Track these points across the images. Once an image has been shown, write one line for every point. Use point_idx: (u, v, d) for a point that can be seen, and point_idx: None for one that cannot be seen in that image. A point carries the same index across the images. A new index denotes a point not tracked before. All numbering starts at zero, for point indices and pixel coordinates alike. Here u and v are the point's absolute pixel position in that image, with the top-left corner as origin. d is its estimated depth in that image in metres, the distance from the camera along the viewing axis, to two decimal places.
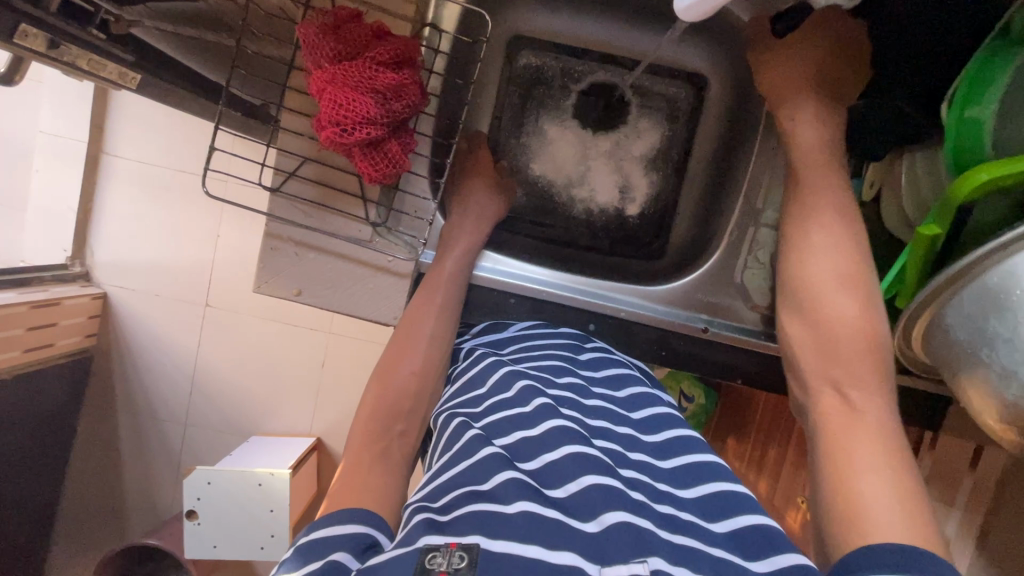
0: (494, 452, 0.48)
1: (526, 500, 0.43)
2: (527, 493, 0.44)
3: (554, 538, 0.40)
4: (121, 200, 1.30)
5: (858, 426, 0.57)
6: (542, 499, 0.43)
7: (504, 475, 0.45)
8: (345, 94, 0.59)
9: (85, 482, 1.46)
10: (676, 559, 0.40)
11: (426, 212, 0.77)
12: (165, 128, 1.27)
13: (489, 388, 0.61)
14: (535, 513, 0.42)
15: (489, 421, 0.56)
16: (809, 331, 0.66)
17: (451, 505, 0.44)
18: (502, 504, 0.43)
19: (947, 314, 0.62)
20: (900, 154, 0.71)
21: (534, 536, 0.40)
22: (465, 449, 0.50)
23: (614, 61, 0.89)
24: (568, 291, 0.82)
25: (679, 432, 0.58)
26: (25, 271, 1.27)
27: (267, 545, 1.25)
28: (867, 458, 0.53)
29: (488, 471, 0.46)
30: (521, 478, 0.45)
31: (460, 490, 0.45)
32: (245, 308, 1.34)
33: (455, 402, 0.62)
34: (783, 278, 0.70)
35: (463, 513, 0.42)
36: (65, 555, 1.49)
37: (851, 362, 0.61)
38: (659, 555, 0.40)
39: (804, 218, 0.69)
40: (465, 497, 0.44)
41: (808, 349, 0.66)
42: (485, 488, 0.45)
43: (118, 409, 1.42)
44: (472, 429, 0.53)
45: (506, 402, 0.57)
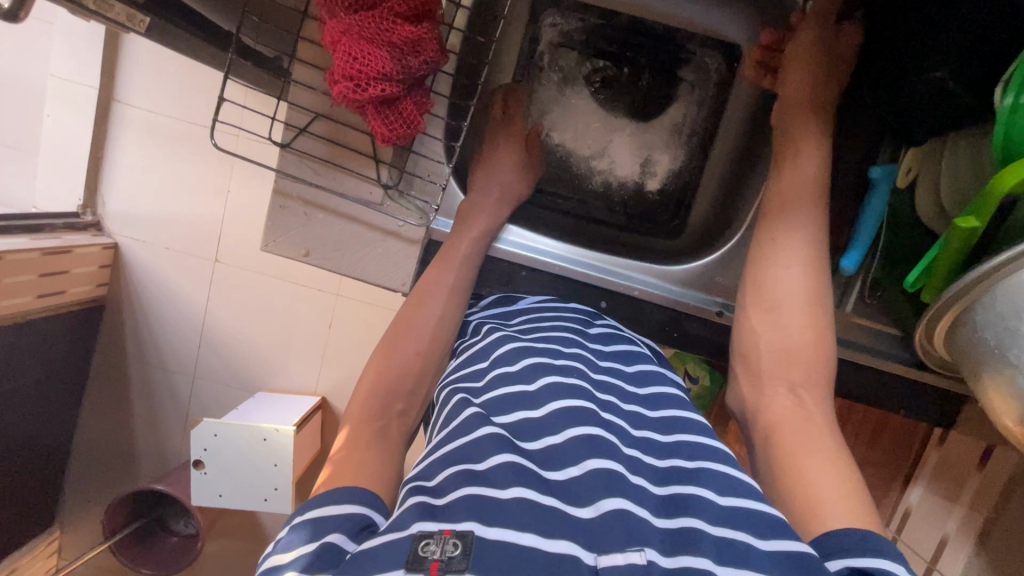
0: (491, 432, 0.47)
1: (522, 487, 0.42)
2: (525, 479, 0.43)
3: (551, 526, 0.39)
4: (131, 150, 1.28)
5: (810, 424, 0.59)
6: (540, 486, 0.43)
7: (501, 457, 0.44)
8: (360, 46, 0.56)
9: (97, 427, 1.49)
10: (670, 549, 0.40)
11: (438, 176, 0.75)
12: (176, 77, 1.23)
13: (491, 362, 0.60)
14: (531, 500, 0.41)
15: (490, 397, 0.55)
16: (773, 329, 0.67)
17: (447, 487, 0.43)
18: (498, 489, 0.42)
19: (976, 312, 0.60)
20: (941, 142, 0.67)
21: (529, 523, 0.39)
22: (464, 426, 0.49)
23: (642, 27, 0.83)
24: (582, 267, 0.80)
25: (684, 412, 0.57)
26: (35, 218, 1.26)
27: (271, 498, 1.27)
28: (816, 454, 0.55)
29: (484, 451, 0.45)
30: (518, 462, 0.44)
31: (457, 468, 0.45)
32: (253, 266, 1.33)
33: (458, 376, 0.61)
34: (750, 278, 0.71)
35: (458, 495, 0.42)
36: (79, 494, 1.54)
37: (808, 364, 0.64)
38: (653, 546, 0.40)
39: (802, 217, 0.69)
40: (462, 478, 0.43)
41: (767, 348, 0.67)
42: (480, 469, 0.44)
43: (128, 359, 1.44)
44: (472, 406, 0.52)
45: (509, 378, 0.56)
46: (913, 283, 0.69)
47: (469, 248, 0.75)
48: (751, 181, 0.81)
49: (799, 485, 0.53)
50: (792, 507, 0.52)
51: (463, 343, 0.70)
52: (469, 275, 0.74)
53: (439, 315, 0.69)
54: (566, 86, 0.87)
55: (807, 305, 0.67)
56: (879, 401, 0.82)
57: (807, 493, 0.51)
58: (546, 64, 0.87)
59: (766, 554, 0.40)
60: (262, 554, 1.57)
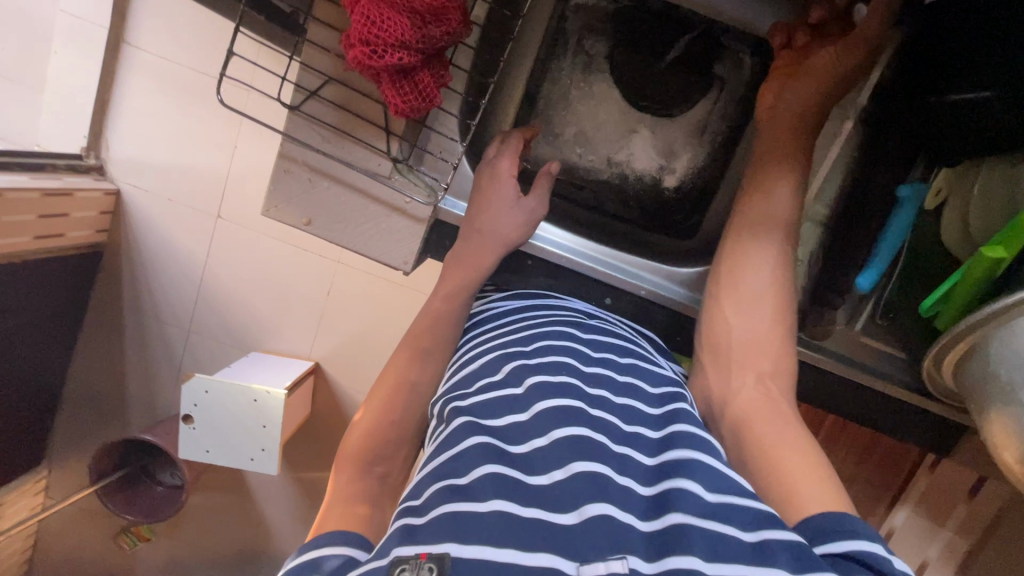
0: (480, 443, 0.46)
1: (501, 500, 0.41)
2: (505, 491, 0.41)
3: (531, 539, 0.38)
4: (138, 96, 1.24)
5: (775, 412, 0.57)
6: (521, 497, 0.41)
7: (483, 470, 0.43)
8: (379, 10, 0.54)
9: (89, 372, 1.49)
10: (655, 554, 0.39)
11: (451, 154, 0.72)
12: (188, 25, 1.19)
13: (480, 368, 0.58)
14: (510, 513, 0.40)
15: (477, 401, 0.53)
16: (741, 319, 0.65)
17: (428, 504, 0.42)
18: (477, 502, 0.40)
19: (990, 346, 0.58)
20: (976, 165, 0.65)
21: (506, 539, 0.38)
22: (450, 439, 0.49)
23: (676, 17, 0.79)
24: (591, 262, 0.78)
25: (679, 406, 0.55)
26: (38, 156, 1.23)
27: (257, 458, 1.27)
28: (782, 441, 0.53)
29: (470, 463, 0.44)
30: (499, 473, 0.43)
31: (440, 483, 0.44)
32: (255, 226, 1.31)
33: (451, 384, 0.59)
34: (716, 270, 0.71)
35: (437, 512, 0.41)
36: (68, 436, 1.55)
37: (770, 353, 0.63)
38: (637, 553, 0.38)
39: (777, 218, 0.68)
40: (443, 493, 0.42)
41: (734, 339, 0.65)
42: (464, 483, 0.43)
43: (124, 308, 1.43)
44: (460, 415, 0.51)
45: (495, 384, 0.54)
46: (930, 307, 0.67)
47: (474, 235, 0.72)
48: None
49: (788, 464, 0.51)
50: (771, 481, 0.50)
51: (467, 338, 0.68)
52: (476, 261, 0.72)
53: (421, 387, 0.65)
54: (591, 71, 0.84)
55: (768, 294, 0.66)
56: (877, 423, 0.81)
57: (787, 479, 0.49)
58: (572, 46, 0.83)
59: (745, 544, 0.39)
60: (245, 511, 1.60)
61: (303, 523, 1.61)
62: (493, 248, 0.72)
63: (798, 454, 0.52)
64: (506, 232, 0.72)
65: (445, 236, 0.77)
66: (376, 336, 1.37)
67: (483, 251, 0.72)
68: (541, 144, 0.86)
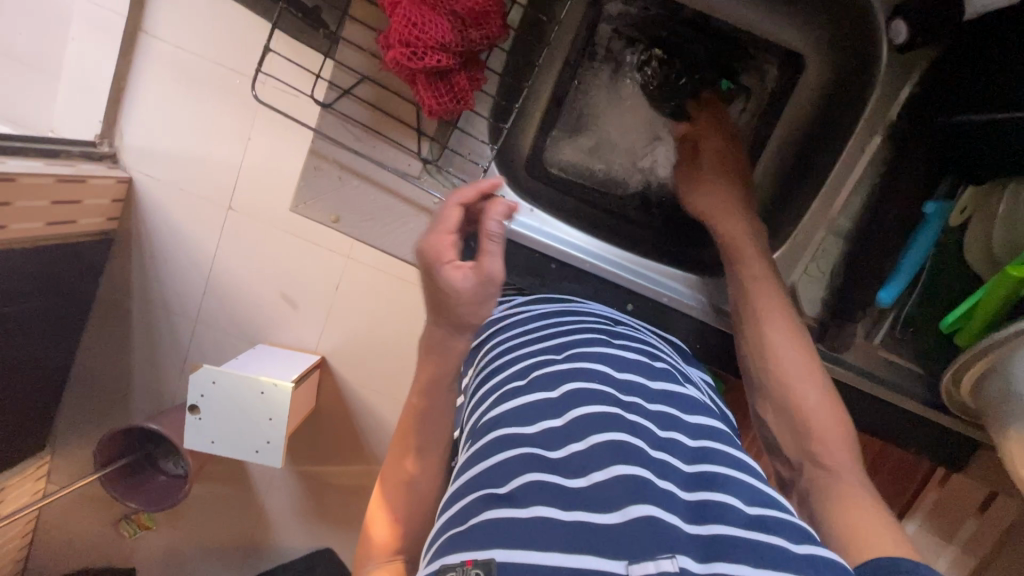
0: (519, 452, 0.47)
1: (543, 505, 0.42)
2: (546, 496, 0.42)
3: (576, 541, 0.39)
4: (155, 86, 1.24)
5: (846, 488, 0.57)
6: (563, 502, 0.42)
7: (523, 478, 0.44)
8: (421, 13, 0.54)
9: (95, 359, 1.50)
10: (705, 555, 0.39)
11: (480, 156, 0.71)
12: (209, 17, 1.19)
13: (510, 374, 0.58)
14: (552, 518, 0.41)
15: (511, 405, 0.53)
16: (782, 408, 0.66)
17: (469, 513, 0.44)
18: (520, 508, 0.42)
19: (1012, 365, 0.59)
20: (1003, 184, 0.66)
21: (551, 542, 0.39)
22: (485, 448, 0.50)
23: (708, 24, 0.79)
24: (611, 266, 0.80)
25: (710, 422, 0.56)
26: (52, 142, 1.23)
27: (262, 450, 1.28)
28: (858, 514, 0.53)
29: (508, 472, 0.46)
30: (540, 480, 0.44)
31: (480, 492, 0.45)
32: (269, 220, 1.31)
33: (483, 388, 0.60)
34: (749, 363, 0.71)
35: (479, 520, 0.42)
36: (71, 422, 1.55)
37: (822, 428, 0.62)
38: (687, 553, 0.39)
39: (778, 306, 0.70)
40: (484, 502, 0.44)
41: (785, 428, 0.66)
42: (503, 491, 0.44)
43: (133, 296, 1.43)
44: (495, 425, 0.52)
45: (525, 390, 0.55)
46: (949, 324, 0.68)
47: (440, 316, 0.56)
48: (794, 202, 0.78)
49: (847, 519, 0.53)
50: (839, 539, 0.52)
51: (495, 336, 0.68)
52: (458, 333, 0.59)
53: (416, 485, 0.63)
54: (618, 77, 0.84)
55: (809, 374, 0.67)
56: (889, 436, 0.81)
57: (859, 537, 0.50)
58: (601, 52, 0.82)
59: (795, 555, 0.40)
60: (247, 503, 1.60)
61: (305, 516, 1.61)
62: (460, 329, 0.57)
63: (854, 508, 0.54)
64: (467, 310, 0.54)
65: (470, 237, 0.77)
66: (386, 332, 1.37)
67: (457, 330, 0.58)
68: (564, 148, 0.85)
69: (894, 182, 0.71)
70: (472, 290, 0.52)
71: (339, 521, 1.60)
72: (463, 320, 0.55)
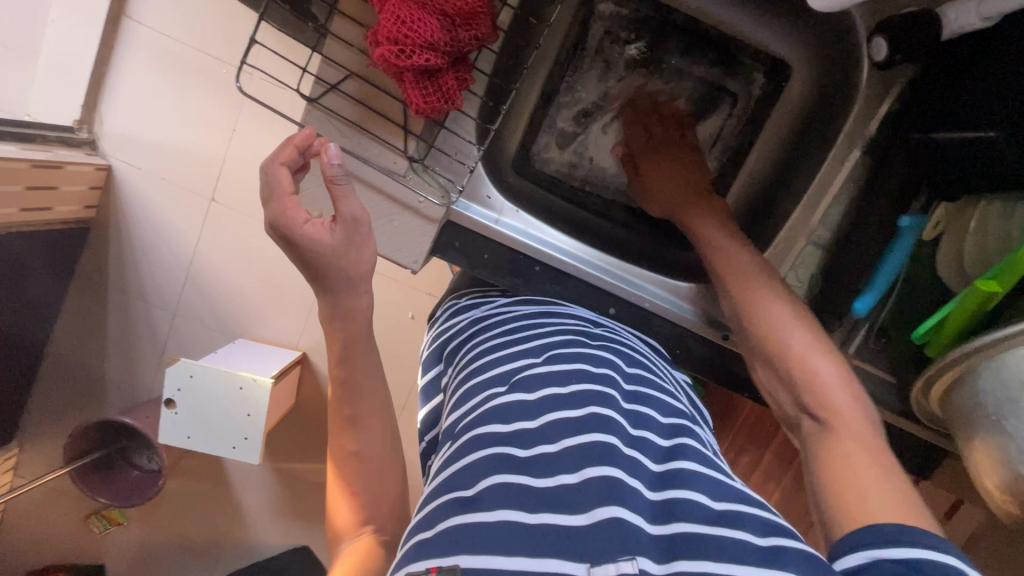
0: (489, 454, 0.47)
1: (508, 508, 0.42)
2: (512, 500, 0.43)
3: (538, 546, 0.40)
4: (139, 72, 1.22)
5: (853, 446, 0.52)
6: (529, 505, 0.43)
7: (491, 480, 0.45)
8: (410, 11, 0.54)
9: (67, 350, 1.46)
10: (666, 556, 0.40)
11: (467, 156, 0.73)
12: (196, 4, 1.17)
13: (489, 375, 0.58)
14: (516, 522, 0.41)
15: (488, 408, 0.53)
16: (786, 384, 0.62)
17: (436, 518, 0.44)
18: (485, 512, 0.42)
19: (978, 378, 0.61)
20: (974, 201, 0.67)
21: (515, 547, 0.40)
22: (459, 449, 0.50)
23: (696, 31, 0.81)
24: (595, 270, 0.79)
25: (683, 422, 0.56)
26: (27, 127, 1.20)
27: (239, 446, 1.26)
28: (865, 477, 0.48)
29: (476, 475, 0.46)
30: (508, 482, 0.44)
31: (448, 496, 0.46)
32: (251, 212, 1.29)
33: (461, 392, 0.59)
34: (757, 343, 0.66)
35: (447, 526, 0.43)
36: (42, 414, 1.51)
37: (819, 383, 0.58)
38: (648, 555, 0.40)
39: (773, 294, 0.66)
40: (451, 507, 0.44)
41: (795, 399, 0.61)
42: (471, 494, 0.45)
43: (109, 286, 1.40)
44: (470, 427, 0.52)
45: (501, 393, 0.55)
46: (921, 335, 0.69)
47: (323, 282, 0.61)
48: (776, 209, 0.80)
49: (844, 478, 0.49)
50: (834, 499, 0.48)
51: (476, 335, 0.68)
52: (354, 288, 0.62)
53: (365, 454, 0.65)
54: (605, 78, 0.84)
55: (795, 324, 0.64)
56: None
57: (856, 496, 0.47)
58: (591, 52, 0.83)
59: (757, 548, 0.41)
60: (221, 500, 1.58)
61: (282, 513, 1.59)
62: (355, 284, 0.61)
63: (844, 465, 0.50)
64: (347, 263, 0.60)
65: (455, 237, 0.76)
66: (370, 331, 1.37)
67: (352, 286, 0.61)
68: (552, 149, 0.86)
69: (873, 194, 0.72)
70: (345, 241, 0.59)
71: (316, 519, 1.59)
72: (350, 275, 0.60)
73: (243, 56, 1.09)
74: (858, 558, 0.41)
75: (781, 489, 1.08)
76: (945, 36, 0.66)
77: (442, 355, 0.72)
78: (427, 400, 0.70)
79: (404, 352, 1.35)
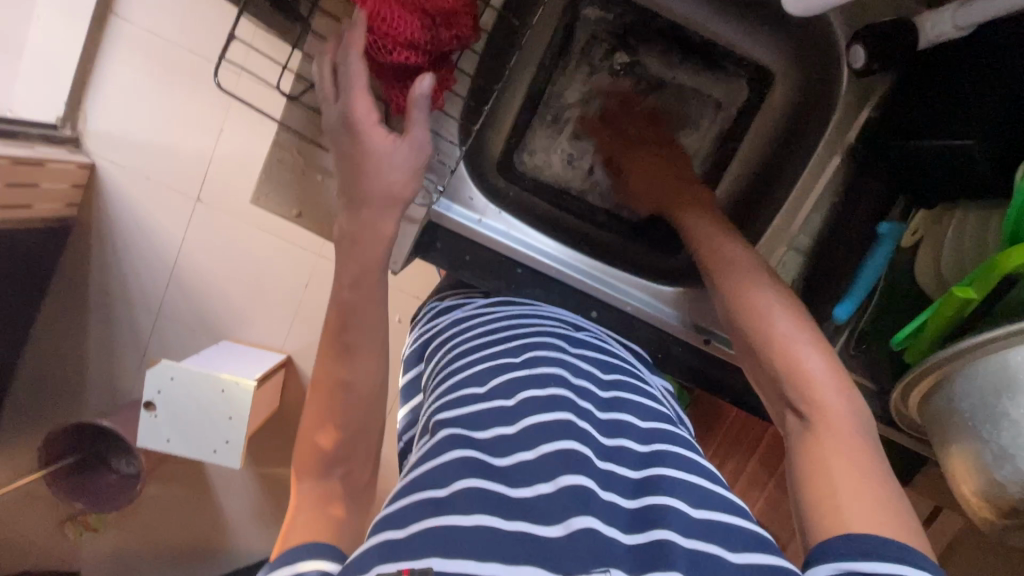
0: (461, 457, 0.46)
1: (484, 513, 0.41)
2: (487, 505, 0.42)
3: (511, 552, 0.39)
4: (123, 70, 1.20)
5: (833, 444, 0.50)
6: (504, 511, 0.42)
7: (464, 483, 0.43)
8: (391, 9, 0.55)
9: (44, 351, 1.43)
10: (639, 567, 0.40)
11: (449, 157, 0.72)
12: (182, 3, 1.16)
13: (468, 377, 0.57)
14: (492, 527, 0.40)
15: (466, 413, 0.52)
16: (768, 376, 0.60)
17: (407, 517, 0.42)
18: (461, 514, 0.41)
19: (955, 383, 0.61)
20: (953, 208, 0.68)
21: (489, 553, 0.38)
22: (435, 450, 0.49)
23: (680, 37, 0.82)
24: (578, 273, 0.79)
25: (662, 426, 0.56)
26: (8, 122, 1.18)
27: (220, 450, 1.23)
28: (847, 486, 0.47)
29: (450, 476, 0.45)
30: (482, 487, 0.43)
31: (421, 496, 0.44)
32: (235, 212, 1.28)
33: (440, 398, 0.57)
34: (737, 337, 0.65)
35: (419, 528, 0.41)
36: (17, 416, 1.48)
37: (811, 379, 0.55)
38: (620, 566, 0.39)
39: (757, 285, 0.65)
40: (422, 510, 0.42)
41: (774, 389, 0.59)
42: (443, 496, 0.43)
43: (89, 287, 1.38)
44: (448, 428, 0.51)
45: (478, 397, 0.54)
46: (900, 341, 0.69)
47: None
48: (758, 215, 0.80)
49: (818, 483, 0.48)
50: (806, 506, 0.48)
51: (455, 335, 0.67)
52: (362, 273, 0.64)
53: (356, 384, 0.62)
54: (591, 81, 0.84)
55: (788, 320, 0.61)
56: None
57: (832, 505, 0.46)
58: (576, 56, 0.83)
59: (732, 566, 0.41)
60: (201, 505, 1.55)
61: (263, 519, 1.57)
62: (389, 207, 0.62)
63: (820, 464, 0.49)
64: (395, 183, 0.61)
65: (437, 238, 0.75)
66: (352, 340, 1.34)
67: None
68: (537, 152, 0.86)
69: (853, 203, 0.73)
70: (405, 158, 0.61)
71: None
72: (392, 196, 0.62)
73: (227, 55, 1.09)
74: (829, 569, 0.41)
75: (763, 496, 1.08)
76: (922, 46, 0.67)
77: (423, 353, 0.72)
78: (406, 401, 0.69)
79: (389, 356, 1.34)
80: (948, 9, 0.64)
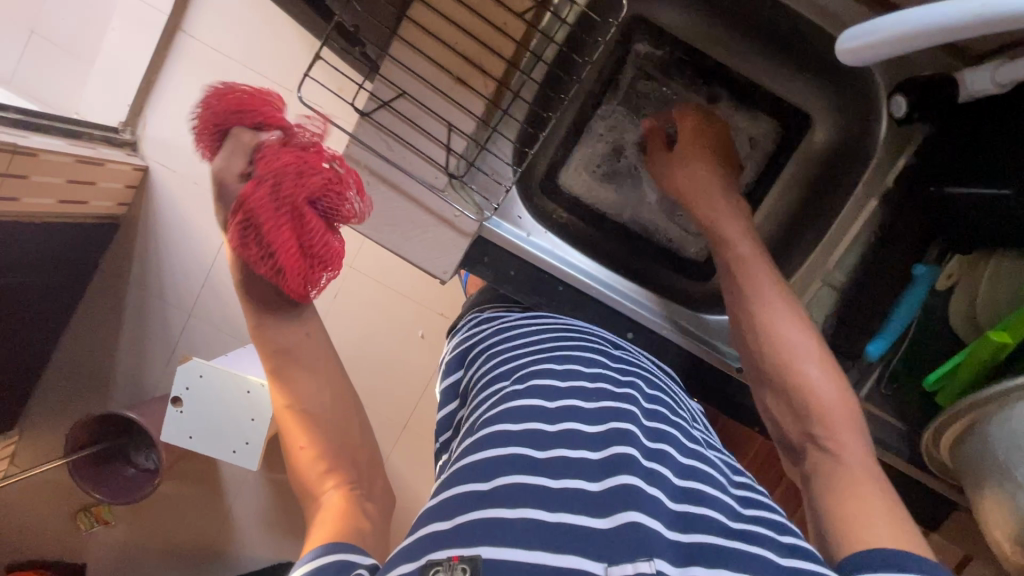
0: (509, 454, 0.49)
1: (529, 507, 0.43)
2: (532, 498, 0.44)
3: (561, 542, 0.41)
4: (185, 81, 1.29)
5: (847, 465, 0.55)
6: (548, 504, 0.44)
7: (509, 478, 0.46)
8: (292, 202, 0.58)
9: (81, 341, 1.49)
10: (683, 560, 0.42)
11: (504, 177, 0.78)
12: (245, 24, 1.25)
13: (512, 380, 0.60)
14: (537, 520, 0.42)
15: (511, 409, 0.55)
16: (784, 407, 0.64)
17: (452, 509, 0.45)
18: (506, 508, 0.43)
19: (990, 426, 0.61)
20: (988, 256, 0.72)
21: (536, 541, 0.41)
22: (491, 440, 0.51)
23: (723, 78, 0.87)
24: (617, 296, 0.83)
25: (699, 446, 0.58)
26: (74, 123, 1.27)
27: (240, 450, 1.26)
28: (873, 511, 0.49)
29: (492, 471, 0.47)
30: (524, 483, 0.46)
31: (464, 489, 0.47)
32: None
33: (485, 403, 0.60)
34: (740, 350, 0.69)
35: (467, 519, 0.44)
36: (45, 403, 1.53)
37: (826, 410, 0.60)
38: (665, 557, 0.41)
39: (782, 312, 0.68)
40: (471, 502, 0.45)
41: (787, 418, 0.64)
42: (486, 488, 0.46)
43: (129, 282, 1.44)
44: (494, 425, 0.53)
45: (520, 397, 0.56)
46: (932, 383, 0.71)
47: None
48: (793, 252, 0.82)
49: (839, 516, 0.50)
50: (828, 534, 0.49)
51: (497, 344, 0.71)
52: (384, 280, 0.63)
53: None
54: (637, 110, 0.89)
55: (810, 356, 0.64)
56: None
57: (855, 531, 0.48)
58: (623, 89, 0.88)
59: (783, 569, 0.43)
60: (212, 504, 1.56)
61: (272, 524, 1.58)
62: None
63: (847, 503, 0.51)
64: None
65: (486, 251, 0.79)
66: (377, 350, 1.35)
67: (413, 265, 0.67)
68: (580, 176, 0.90)
69: (890, 246, 0.77)
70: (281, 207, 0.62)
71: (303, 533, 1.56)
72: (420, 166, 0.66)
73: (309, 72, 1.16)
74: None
75: None
76: (961, 100, 0.68)
77: (463, 361, 0.75)
78: (446, 403, 0.73)
79: (414, 364, 1.36)
80: (988, 66, 0.66)
